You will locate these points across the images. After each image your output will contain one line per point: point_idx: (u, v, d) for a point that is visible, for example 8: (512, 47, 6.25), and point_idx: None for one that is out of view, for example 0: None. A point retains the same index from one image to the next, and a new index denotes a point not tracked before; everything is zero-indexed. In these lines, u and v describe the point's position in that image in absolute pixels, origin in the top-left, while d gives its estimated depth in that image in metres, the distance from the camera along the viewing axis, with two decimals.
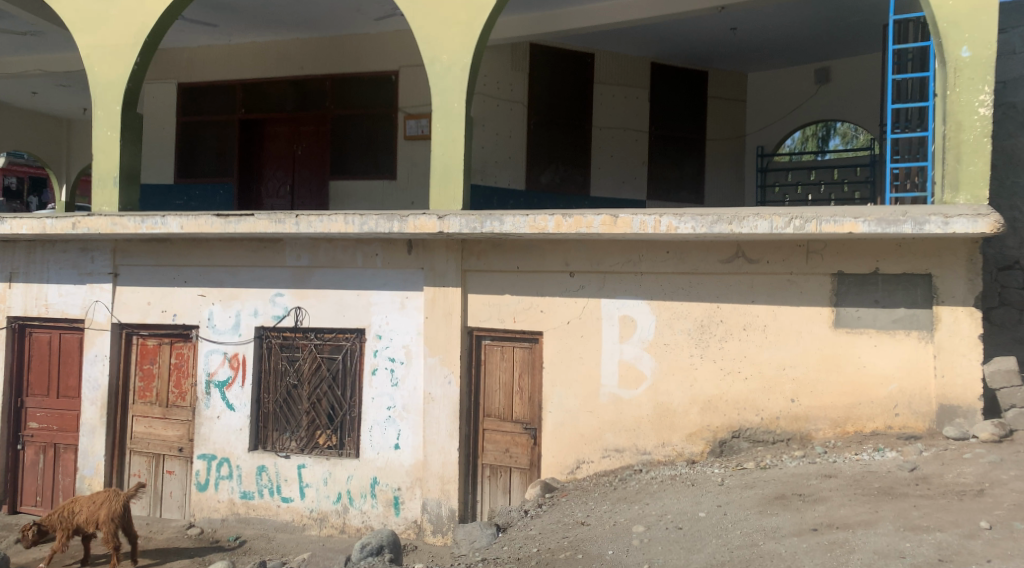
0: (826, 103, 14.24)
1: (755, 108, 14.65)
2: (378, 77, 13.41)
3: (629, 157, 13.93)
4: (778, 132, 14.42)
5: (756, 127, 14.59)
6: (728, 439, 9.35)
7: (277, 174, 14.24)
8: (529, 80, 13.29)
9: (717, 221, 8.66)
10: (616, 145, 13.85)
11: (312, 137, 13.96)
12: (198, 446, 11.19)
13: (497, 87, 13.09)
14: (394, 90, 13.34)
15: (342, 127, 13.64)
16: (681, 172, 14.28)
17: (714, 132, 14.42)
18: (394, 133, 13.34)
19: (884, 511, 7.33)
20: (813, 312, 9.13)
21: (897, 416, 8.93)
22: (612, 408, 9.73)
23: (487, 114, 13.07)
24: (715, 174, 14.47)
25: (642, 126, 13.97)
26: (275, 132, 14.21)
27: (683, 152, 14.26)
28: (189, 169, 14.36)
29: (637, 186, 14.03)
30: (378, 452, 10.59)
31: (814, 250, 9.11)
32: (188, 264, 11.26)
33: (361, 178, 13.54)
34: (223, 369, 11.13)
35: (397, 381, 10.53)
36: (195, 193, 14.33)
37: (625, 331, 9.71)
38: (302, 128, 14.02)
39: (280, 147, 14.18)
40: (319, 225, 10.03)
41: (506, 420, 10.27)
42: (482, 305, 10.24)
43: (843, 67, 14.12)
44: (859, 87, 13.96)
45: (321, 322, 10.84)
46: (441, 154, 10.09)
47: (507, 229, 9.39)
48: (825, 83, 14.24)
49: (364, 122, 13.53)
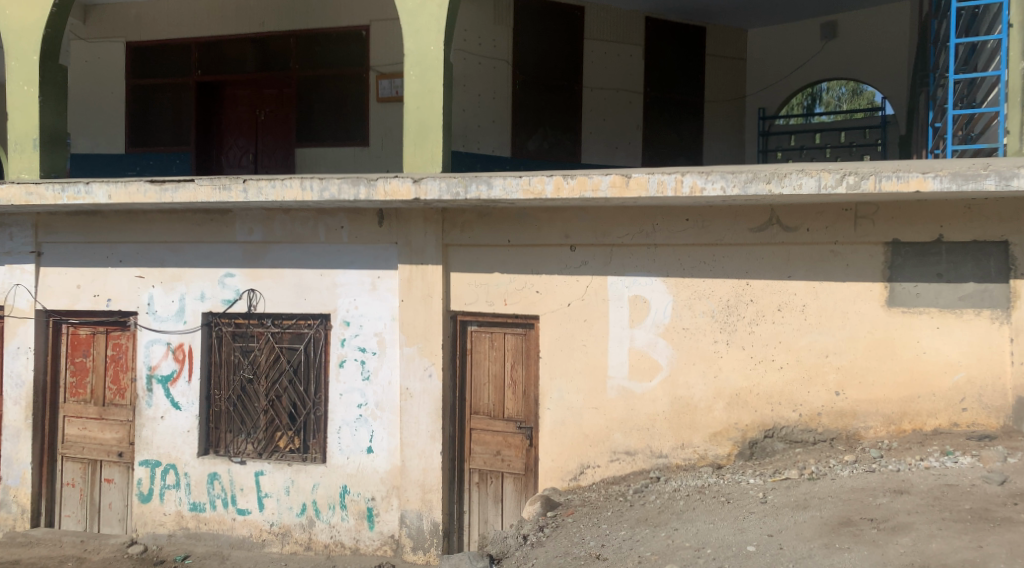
0: (834, 60, 12.77)
1: (756, 65, 13.10)
2: (348, 31, 11.81)
3: (624, 120, 12.37)
4: (782, 91, 12.97)
5: (757, 86, 13.10)
6: (760, 440, 7.91)
7: (238, 141, 12.69)
8: (513, 38, 11.66)
9: (752, 180, 7.20)
10: (609, 106, 12.26)
11: (276, 101, 12.40)
12: (139, 451, 9.65)
13: (478, 44, 11.43)
14: (365, 47, 11.74)
15: (306, 86, 12.04)
16: (683, 136, 12.75)
17: (717, 93, 12.90)
18: (366, 95, 11.76)
19: (989, 547, 5.98)
20: (863, 288, 7.70)
21: (963, 411, 7.50)
22: (621, 404, 8.26)
23: (469, 73, 11.38)
24: (716, 138, 12.98)
25: (635, 85, 12.40)
26: (235, 95, 12.62)
27: (683, 114, 12.72)
28: (140, 137, 12.68)
29: (632, 150, 12.47)
30: (348, 457, 9.08)
31: (863, 215, 7.67)
32: (123, 242, 9.68)
33: (328, 143, 11.97)
34: (166, 363, 9.57)
35: (369, 374, 9.02)
36: (151, 164, 12.63)
37: (636, 314, 8.24)
38: (264, 91, 12.43)
39: (240, 114, 12.63)
40: (271, 191, 8.49)
41: (497, 419, 8.80)
42: (468, 286, 8.74)
43: (856, 19, 12.60)
44: (873, 42, 12.50)
45: (278, 307, 9.31)
46: (416, 107, 8.77)
47: (496, 195, 7.88)
48: (833, 38, 12.75)
49: (332, 81, 11.92)
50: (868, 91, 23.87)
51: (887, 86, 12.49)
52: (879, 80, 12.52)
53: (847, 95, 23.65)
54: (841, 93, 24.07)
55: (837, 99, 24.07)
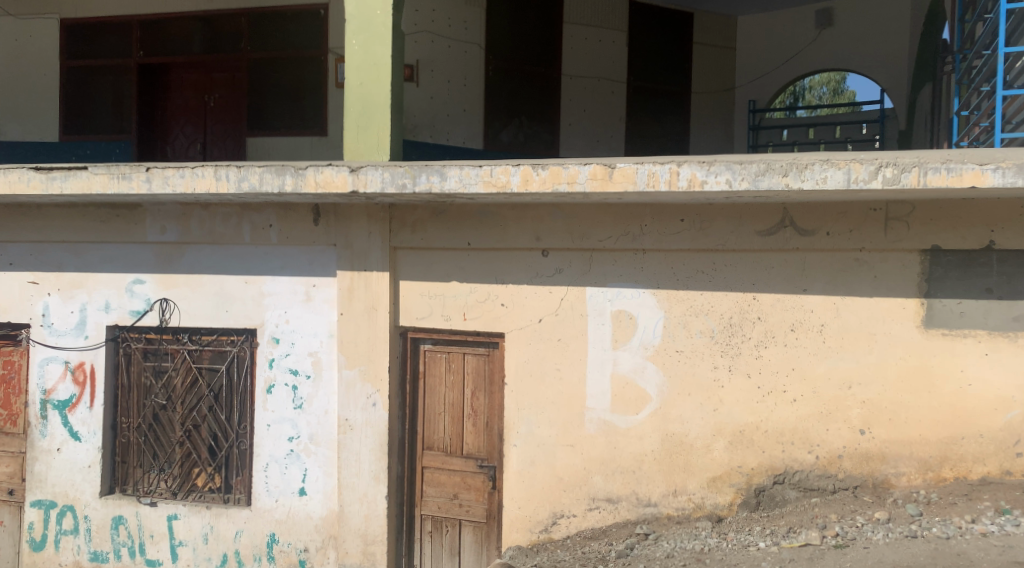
0: (831, 51, 11.26)
1: (748, 55, 11.65)
2: (297, 8, 10.36)
3: (605, 111, 10.93)
4: (778, 82, 11.48)
5: (747, 77, 11.67)
6: (768, 487, 6.54)
7: (185, 129, 11.05)
8: (485, 21, 10.11)
9: (764, 173, 5.86)
10: (589, 98, 10.80)
11: (227, 86, 10.79)
12: (32, 490, 8.19)
13: (447, 25, 9.89)
14: (319, 27, 10.30)
15: (250, 68, 10.54)
16: (668, 128, 11.36)
17: (706, 83, 11.51)
18: (322, 80, 10.30)
19: None
20: (894, 305, 6.36)
21: (1018, 457, 6.18)
22: (603, 442, 6.87)
23: (436, 55, 9.86)
24: (705, 133, 11.59)
25: (620, 73, 10.96)
26: (182, 80, 10.97)
27: (668, 106, 11.31)
28: (75, 123, 11.00)
29: (614, 143, 11.06)
30: (277, 500, 7.67)
31: (894, 216, 6.32)
32: (14, 241, 8.18)
33: (273, 133, 10.50)
34: (63, 386, 8.12)
35: (301, 403, 7.61)
36: (87, 153, 10.95)
37: (619, 332, 6.87)
38: (213, 75, 10.83)
39: (186, 99, 10.99)
40: (179, 182, 7.12)
41: (454, 456, 7.38)
42: (419, 297, 7.32)
43: (857, 5, 11.08)
44: (874, 29, 10.97)
45: (195, 320, 7.89)
46: (359, 83, 7.35)
47: (451, 188, 6.48)
48: (829, 26, 11.25)
49: (275, 63, 10.46)
50: (849, 88, 22.85)
51: (887, 77, 10.93)
52: (879, 71, 10.92)
53: (830, 92, 22.48)
54: (821, 92, 22.96)
55: (817, 99, 22.98)
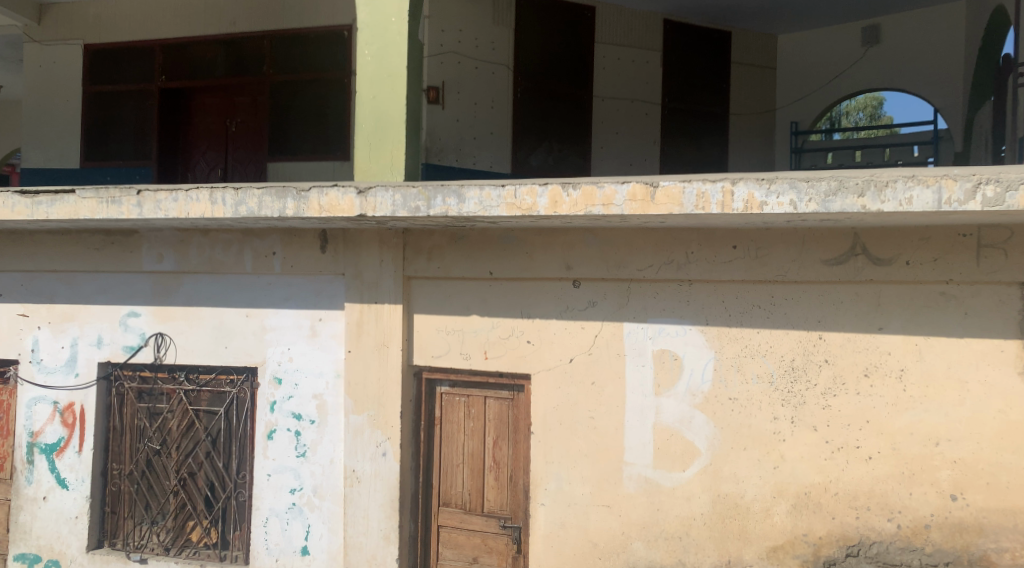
0: (880, 71, 10.12)
1: (788, 76, 10.52)
2: (319, 30, 9.34)
3: (638, 136, 9.95)
4: (824, 102, 10.32)
5: (788, 97, 10.52)
6: (840, 559, 5.64)
7: (207, 154, 10.01)
8: (515, 41, 9.33)
9: (838, 192, 5.00)
10: (620, 120, 9.85)
11: (249, 111, 9.76)
12: (15, 542, 7.34)
13: (475, 46, 9.11)
14: (347, 51, 9.26)
15: (271, 92, 9.52)
16: (705, 152, 10.26)
17: (744, 104, 10.39)
18: (348, 105, 9.27)
19: None
20: (990, 348, 5.46)
21: None
22: (644, 503, 5.97)
23: (462, 77, 9.06)
24: (744, 153, 10.44)
25: (653, 95, 9.98)
26: (204, 104, 9.96)
27: (706, 127, 10.22)
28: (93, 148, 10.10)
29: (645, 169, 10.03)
30: (277, 559, 6.82)
31: (987, 243, 5.44)
32: (4, 269, 7.41)
33: (304, 159, 9.43)
34: (52, 428, 7.29)
35: (304, 451, 6.76)
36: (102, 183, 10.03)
37: (662, 376, 5.98)
38: (235, 99, 9.81)
39: (208, 124, 9.97)
40: (171, 206, 6.30)
41: (474, 514, 6.51)
42: (435, 333, 6.48)
43: (906, 20, 9.95)
44: (924, 46, 9.85)
45: (191, 357, 7.07)
46: (372, 96, 6.56)
47: (470, 211, 5.65)
48: (876, 43, 10.11)
49: (293, 89, 9.46)
50: (889, 114, 21.83)
51: (942, 97, 9.79)
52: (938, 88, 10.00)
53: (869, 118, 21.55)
54: (859, 118, 21.95)
55: (854, 124, 21.90)
